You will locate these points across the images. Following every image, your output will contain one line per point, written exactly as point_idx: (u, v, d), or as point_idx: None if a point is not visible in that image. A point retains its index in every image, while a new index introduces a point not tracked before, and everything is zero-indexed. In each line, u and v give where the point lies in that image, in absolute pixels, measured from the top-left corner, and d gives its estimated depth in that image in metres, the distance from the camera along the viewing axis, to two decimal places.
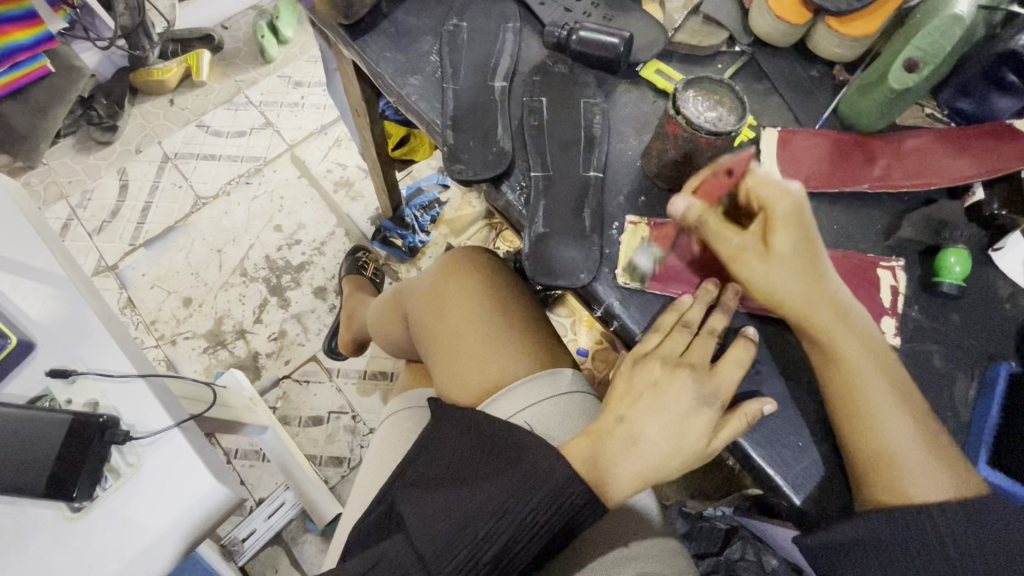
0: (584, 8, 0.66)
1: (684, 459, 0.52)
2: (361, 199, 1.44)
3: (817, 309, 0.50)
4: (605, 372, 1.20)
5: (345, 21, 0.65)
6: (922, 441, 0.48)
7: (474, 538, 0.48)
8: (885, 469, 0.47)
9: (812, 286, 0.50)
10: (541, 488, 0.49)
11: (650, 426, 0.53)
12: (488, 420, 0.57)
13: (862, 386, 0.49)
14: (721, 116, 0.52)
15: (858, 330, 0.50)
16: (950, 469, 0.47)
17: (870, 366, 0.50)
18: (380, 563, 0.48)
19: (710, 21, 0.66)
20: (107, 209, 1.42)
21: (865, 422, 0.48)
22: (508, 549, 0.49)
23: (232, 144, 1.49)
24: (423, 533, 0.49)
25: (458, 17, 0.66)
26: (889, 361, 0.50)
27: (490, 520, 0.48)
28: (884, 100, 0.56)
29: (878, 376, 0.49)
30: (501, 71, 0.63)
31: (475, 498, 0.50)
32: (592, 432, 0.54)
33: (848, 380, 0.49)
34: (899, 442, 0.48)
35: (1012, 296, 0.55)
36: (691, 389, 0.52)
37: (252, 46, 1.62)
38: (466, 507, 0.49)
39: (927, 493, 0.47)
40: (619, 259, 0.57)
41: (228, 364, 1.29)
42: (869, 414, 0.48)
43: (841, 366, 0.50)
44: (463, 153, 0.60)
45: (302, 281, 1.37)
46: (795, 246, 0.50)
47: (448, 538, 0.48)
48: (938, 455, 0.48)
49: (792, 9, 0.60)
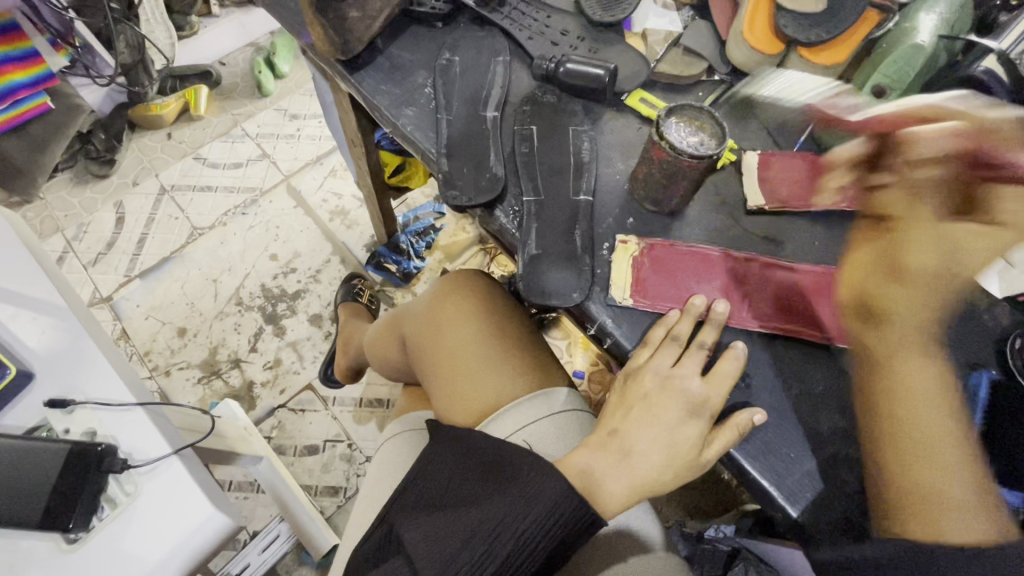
0: (571, 41, 0.69)
1: (677, 472, 0.52)
2: (357, 226, 1.46)
3: (896, 323, 0.49)
4: (601, 395, 1.21)
5: (342, 57, 0.68)
6: (973, 486, 0.44)
7: (470, 557, 0.48)
8: (923, 504, 0.44)
9: (908, 293, 0.49)
10: (537, 504, 0.49)
11: (643, 439, 0.53)
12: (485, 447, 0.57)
13: (925, 416, 0.46)
14: (702, 141, 0.55)
15: (926, 369, 0.48)
16: (983, 512, 0.43)
17: (938, 397, 0.47)
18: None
19: (690, 53, 0.69)
20: (103, 241, 1.43)
21: (908, 458, 0.45)
22: (504, 568, 0.49)
23: (229, 175, 1.52)
24: (418, 556, 0.49)
25: (450, 51, 0.69)
26: (947, 406, 0.46)
27: (487, 538, 0.49)
28: (857, 124, 0.59)
29: (947, 409, 0.46)
30: (493, 102, 0.65)
31: (471, 517, 0.50)
32: (589, 443, 0.55)
33: (914, 402, 0.47)
34: (948, 478, 0.44)
35: (989, 307, 0.56)
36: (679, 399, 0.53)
37: (249, 81, 1.67)
38: (463, 525, 0.50)
39: (957, 530, 0.42)
40: (610, 279, 0.58)
41: (223, 394, 1.28)
42: (911, 443, 0.46)
43: (905, 376, 0.48)
44: (457, 180, 0.62)
45: (298, 309, 1.37)
46: (917, 246, 0.49)
47: (445, 560, 0.48)
48: (988, 514, 0.43)
49: (765, 40, 0.63)
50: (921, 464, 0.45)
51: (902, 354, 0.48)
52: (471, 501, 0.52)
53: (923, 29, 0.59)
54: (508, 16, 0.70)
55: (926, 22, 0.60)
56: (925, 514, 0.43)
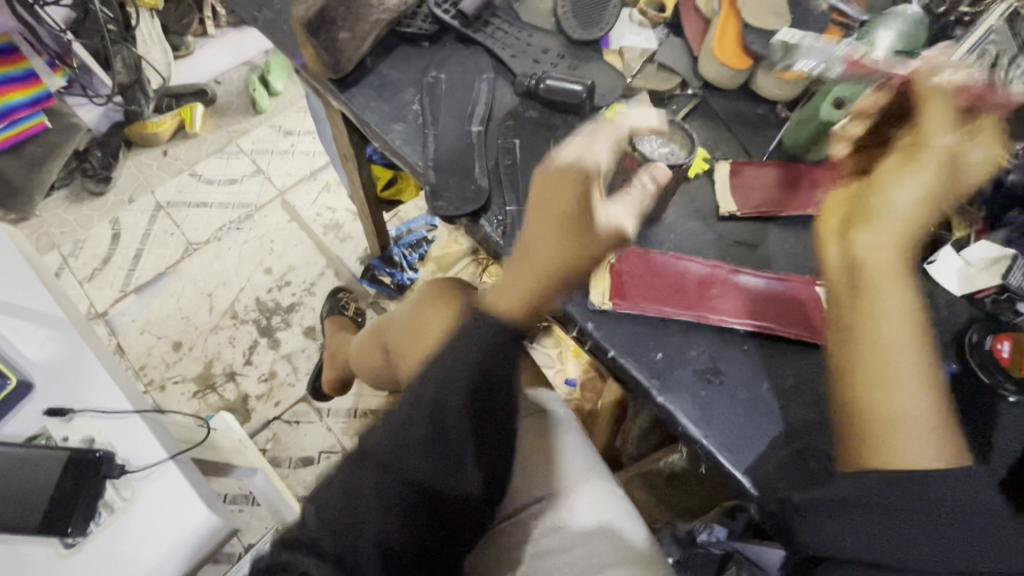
0: (552, 59, 0.73)
1: (578, 268, 0.53)
2: (351, 239, 1.48)
3: (883, 251, 0.47)
4: (594, 403, 1.20)
5: (333, 76, 0.71)
6: (931, 407, 0.46)
7: (444, 466, 0.53)
8: (889, 438, 0.45)
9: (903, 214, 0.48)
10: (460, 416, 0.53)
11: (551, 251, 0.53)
12: (447, 342, 0.56)
13: (893, 344, 0.46)
14: (673, 151, 0.63)
15: (903, 296, 0.47)
16: (938, 434, 0.46)
17: (908, 323, 0.47)
18: (364, 520, 0.50)
19: (665, 68, 0.73)
20: (99, 257, 1.45)
21: (885, 395, 0.46)
22: (435, 477, 0.52)
23: (224, 191, 1.55)
24: (394, 477, 0.52)
25: (437, 70, 0.72)
26: (916, 333, 0.47)
27: (418, 455, 0.53)
28: (822, 134, 0.62)
29: (912, 334, 0.47)
30: (477, 117, 0.68)
31: (437, 421, 0.53)
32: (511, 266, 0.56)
33: (881, 326, 0.47)
34: (910, 404, 0.45)
35: (949, 305, 0.59)
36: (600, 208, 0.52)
37: (244, 99, 1.70)
38: (394, 451, 0.53)
39: (917, 455, 0.45)
40: (591, 285, 0.60)
41: (217, 407, 1.29)
42: (889, 381, 0.46)
43: (876, 298, 0.47)
44: (444, 192, 0.65)
45: (292, 322, 1.39)
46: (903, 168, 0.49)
47: (378, 487, 0.51)
48: (942, 436, 0.46)
49: (735, 57, 0.68)
50: (895, 399, 0.46)
51: (876, 280, 0.47)
52: (437, 410, 0.53)
53: (880, 43, 0.63)
54: (492, 35, 0.74)
55: (884, 37, 0.63)
56: (891, 445, 0.45)
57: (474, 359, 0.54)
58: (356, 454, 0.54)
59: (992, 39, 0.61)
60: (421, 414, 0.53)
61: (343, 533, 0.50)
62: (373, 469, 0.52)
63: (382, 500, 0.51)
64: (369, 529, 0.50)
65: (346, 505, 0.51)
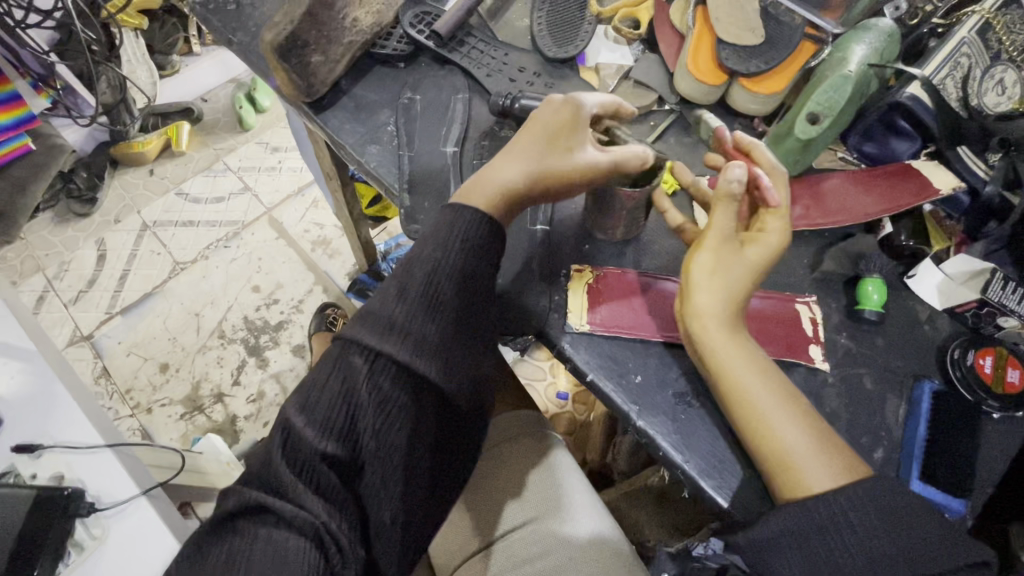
0: (528, 77, 0.72)
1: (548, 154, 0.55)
2: (339, 255, 1.47)
3: (710, 318, 0.51)
4: (586, 414, 1.21)
5: (308, 99, 0.71)
6: (811, 431, 0.48)
7: (446, 346, 0.50)
8: (784, 474, 0.47)
9: (715, 283, 0.51)
10: (437, 355, 0.49)
11: (522, 157, 0.55)
12: (449, 223, 0.53)
13: (748, 388, 0.50)
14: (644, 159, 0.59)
15: (741, 349, 0.51)
16: (831, 451, 0.47)
17: (758, 369, 0.50)
18: (360, 420, 0.46)
19: (640, 85, 0.72)
20: (84, 279, 1.44)
21: (768, 435, 0.48)
22: (416, 414, 0.49)
23: (211, 210, 1.54)
24: (391, 339, 0.48)
25: (412, 91, 0.72)
26: (768, 375, 0.50)
27: (401, 394, 0.48)
28: (795, 149, 0.62)
29: (762, 375, 0.50)
30: (453, 138, 0.68)
31: (418, 351, 0.48)
32: (487, 171, 0.55)
33: (730, 378, 0.50)
34: (789, 434, 0.48)
35: (929, 319, 0.59)
36: (580, 139, 0.55)
37: (230, 116, 1.70)
38: (364, 392, 0.47)
39: (817, 479, 0.46)
40: (568, 307, 0.59)
41: (205, 429, 1.27)
42: (764, 425, 0.48)
43: (713, 359, 0.51)
44: (419, 213, 0.64)
45: (281, 340, 1.38)
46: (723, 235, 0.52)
47: (351, 425, 0.46)
48: (834, 454, 0.47)
49: (709, 71, 0.68)
50: (768, 434, 0.48)
51: (710, 345, 0.51)
52: (433, 292, 0.50)
53: (853, 57, 0.61)
54: (467, 55, 0.73)
55: (857, 51, 0.62)
56: (796, 476, 0.47)
57: (458, 279, 0.50)
58: (354, 319, 0.50)
59: (964, 51, 0.63)
60: (418, 292, 0.49)
61: (339, 433, 0.46)
62: (365, 355, 0.47)
63: (381, 398, 0.47)
64: (365, 428, 0.47)
65: (338, 398, 0.46)
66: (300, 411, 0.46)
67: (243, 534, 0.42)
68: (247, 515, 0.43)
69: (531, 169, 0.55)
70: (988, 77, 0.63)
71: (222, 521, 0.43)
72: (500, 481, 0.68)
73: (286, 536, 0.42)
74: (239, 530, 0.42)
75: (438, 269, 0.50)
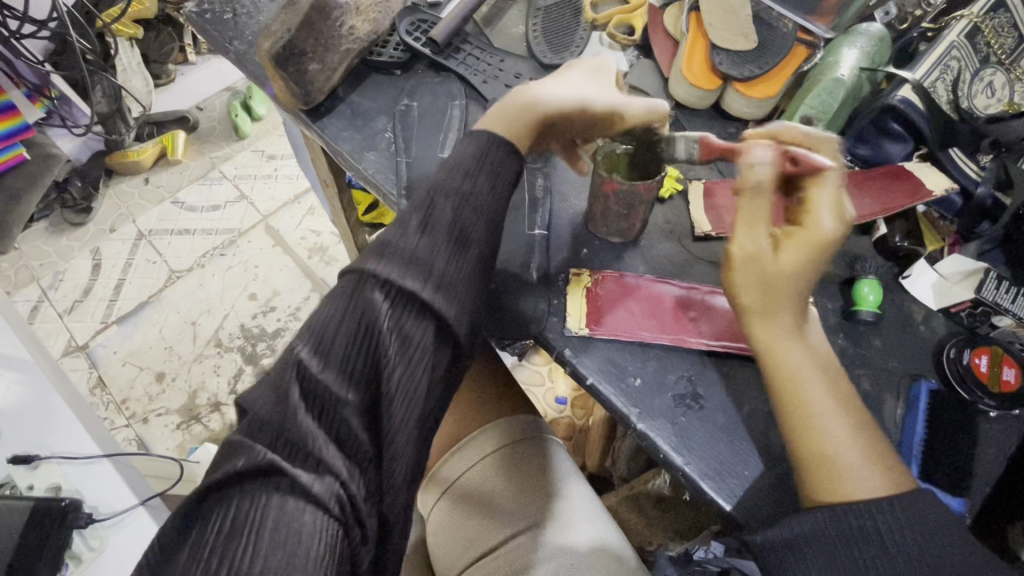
0: (524, 83, 0.73)
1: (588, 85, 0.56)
2: (336, 262, 1.47)
3: (774, 326, 0.50)
4: (585, 419, 1.21)
5: (304, 107, 0.71)
6: (860, 439, 0.46)
7: (471, 288, 0.46)
8: (828, 475, 0.45)
9: (778, 301, 0.49)
10: (462, 290, 0.45)
11: (563, 86, 0.55)
12: (475, 156, 0.49)
13: (805, 385, 0.48)
14: None
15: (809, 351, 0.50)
16: (878, 461, 0.45)
17: (821, 371, 0.49)
18: (381, 365, 0.41)
19: (635, 90, 0.73)
20: (79, 288, 1.43)
21: (815, 436, 0.47)
22: (437, 359, 0.43)
23: (207, 218, 1.54)
24: (414, 276, 0.43)
25: (409, 97, 0.72)
26: (828, 375, 0.49)
27: (425, 334, 0.42)
28: None
29: (822, 376, 0.48)
30: (450, 144, 0.68)
31: (443, 289, 0.44)
32: (527, 92, 0.54)
33: (793, 378, 0.48)
34: (839, 437, 0.46)
35: (925, 319, 0.60)
36: (608, 82, 0.58)
37: (226, 125, 1.70)
38: (387, 332, 0.41)
39: (860, 487, 0.44)
40: (567, 311, 0.59)
41: (202, 438, 1.26)
42: (818, 425, 0.47)
43: (777, 365, 0.49)
44: None
45: (278, 348, 1.37)
46: (793, 263, 0.48)
47: (373, 369, 0.41)
48: (882, 464, 0.45)
49: (703, 76, 0.68)
50: (818, 438, 0.46)
51: (782, 356, 0.49)
52: (461, 229, 0.46)
53: (845, 62, 0.63)
54: (463, 62, 0.74)
55: (848, 56, 0.64)
56: (837, 478, 0.45)
57: (485, 217, 0.48)
58: (368, 252, 0.45)
59: (953, 54, 0.64)
60: (445, 226, 0.46)
61: (358, 381, 0.40)
62: (385, 289, 0.42)
63: (403, 339, 0.42)
64: (388, 374, 0.41)
65: (356, 337, 0.41)
66: (311, 352, 0.40)
67: (249, 504, 0.36)
68: (253, 480, 0.36)
69: (574, 93, 0.55)
70: (978, 78, 0.65)
71: (221, 484, 0.37)
72: (505, 490, 0.67)
73: (301, 507, 0.36)
74: (245, 497, 0.36)
75: (466, 202, 0.47)
